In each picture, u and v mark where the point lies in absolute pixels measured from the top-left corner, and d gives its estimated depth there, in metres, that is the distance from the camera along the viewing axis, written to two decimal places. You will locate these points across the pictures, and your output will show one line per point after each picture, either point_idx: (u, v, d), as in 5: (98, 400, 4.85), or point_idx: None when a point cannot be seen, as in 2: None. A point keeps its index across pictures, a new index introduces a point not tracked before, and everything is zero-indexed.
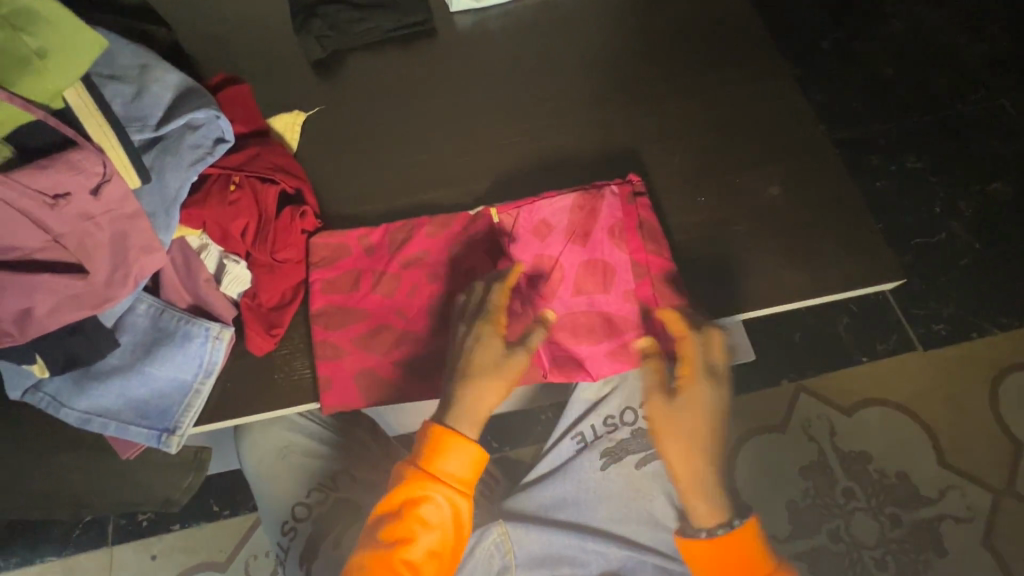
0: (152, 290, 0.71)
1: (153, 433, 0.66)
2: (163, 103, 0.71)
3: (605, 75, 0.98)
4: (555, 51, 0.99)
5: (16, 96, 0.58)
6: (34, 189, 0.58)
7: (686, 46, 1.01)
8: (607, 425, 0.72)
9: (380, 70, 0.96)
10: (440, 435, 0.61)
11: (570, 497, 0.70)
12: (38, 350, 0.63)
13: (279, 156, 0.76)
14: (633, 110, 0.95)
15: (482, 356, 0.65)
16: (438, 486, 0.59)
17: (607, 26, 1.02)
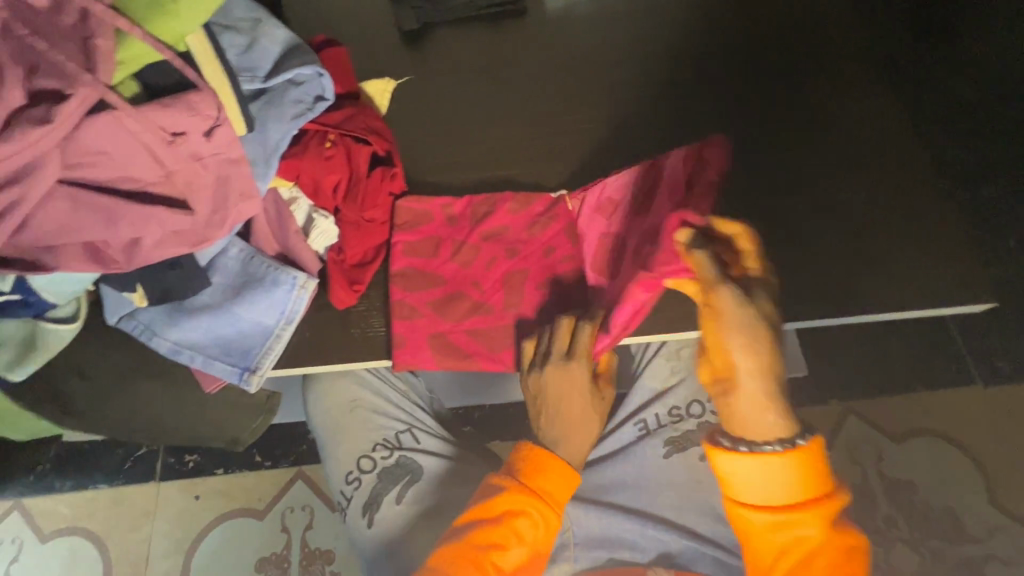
0: (244, 237, 0.74)
1: (235, 370, 0.69)
2: (271, 57, 0.73)
3: (689, 72, 0.98)
4: (641, 44, 0.99)
5: (148, 34, 0.60)
6: (157, 125, 0.60)
7: (773, 50, 1.00)
8: (673, 416, 0.73)
9: (468, 45, 0.97)
10: (542, 458, 0.63)
11: (630, 481, 0.70)
12: (139, 279, 0.67)
13: (373, 118, 0.78)
14: (715, 109, 0.95)
15: (571, 408, 0.67)
16: (537, 505, 0.61)
17: (695, 23, 1.02)
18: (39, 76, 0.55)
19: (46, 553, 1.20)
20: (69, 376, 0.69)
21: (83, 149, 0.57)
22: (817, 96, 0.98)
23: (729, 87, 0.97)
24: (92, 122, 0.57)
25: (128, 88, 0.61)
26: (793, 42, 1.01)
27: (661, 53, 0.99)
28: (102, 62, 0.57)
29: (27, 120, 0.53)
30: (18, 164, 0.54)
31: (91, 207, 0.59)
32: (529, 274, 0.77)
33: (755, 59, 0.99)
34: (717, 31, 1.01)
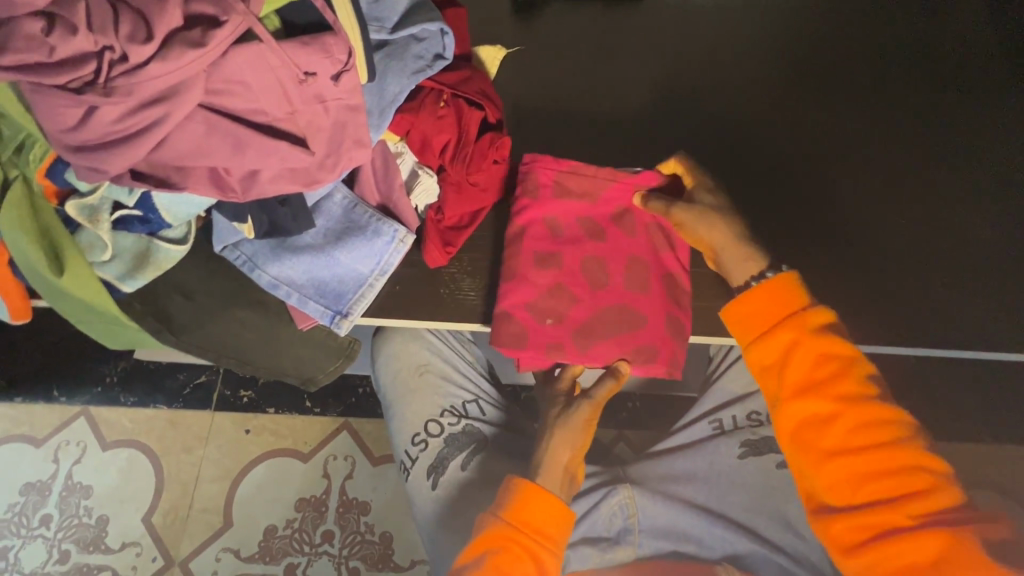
0: (348, 183, 0.75)
1: (329, 312, 0.71)
2: (399, 9, 0.74)
3: (805, 78, 0.94)
4: (760, 43, 0.96)
5: None
6: (294, 62, 0.62)
7: (901, 67, 0.96)
8: (751, 420, 0.84)
9: (581, 23, 0.96)
10: (528, 491, 0.70)
11: (699, 474, 0.82)
12: (251, 212, 0.69)
13: (487, 84, 0.78)
14: (829, 120, 0.92)
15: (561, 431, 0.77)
16: (527, 538, 0.68)
17: (817, 27, 0.98)
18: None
19: (104, 460, 1.27)
20: (172, 295, 0.72)
21: (225, 77, 0.59)
22: (940, 118, 0.93)
23: (846, 99, 0.93)
24: (238, 51, 0.58)
25: (271, 23, 0.62)
26: (924, 61, 0.96)
27: (780, 54, 0.96)
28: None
29: (183, 40, 0.55)
30: (169, 81, 0.56)
31: (223, 134, 0.61)
32: (645, 271, 0.78)
33: (879, 74, 0.95)
34: (842, 39, 0.97)
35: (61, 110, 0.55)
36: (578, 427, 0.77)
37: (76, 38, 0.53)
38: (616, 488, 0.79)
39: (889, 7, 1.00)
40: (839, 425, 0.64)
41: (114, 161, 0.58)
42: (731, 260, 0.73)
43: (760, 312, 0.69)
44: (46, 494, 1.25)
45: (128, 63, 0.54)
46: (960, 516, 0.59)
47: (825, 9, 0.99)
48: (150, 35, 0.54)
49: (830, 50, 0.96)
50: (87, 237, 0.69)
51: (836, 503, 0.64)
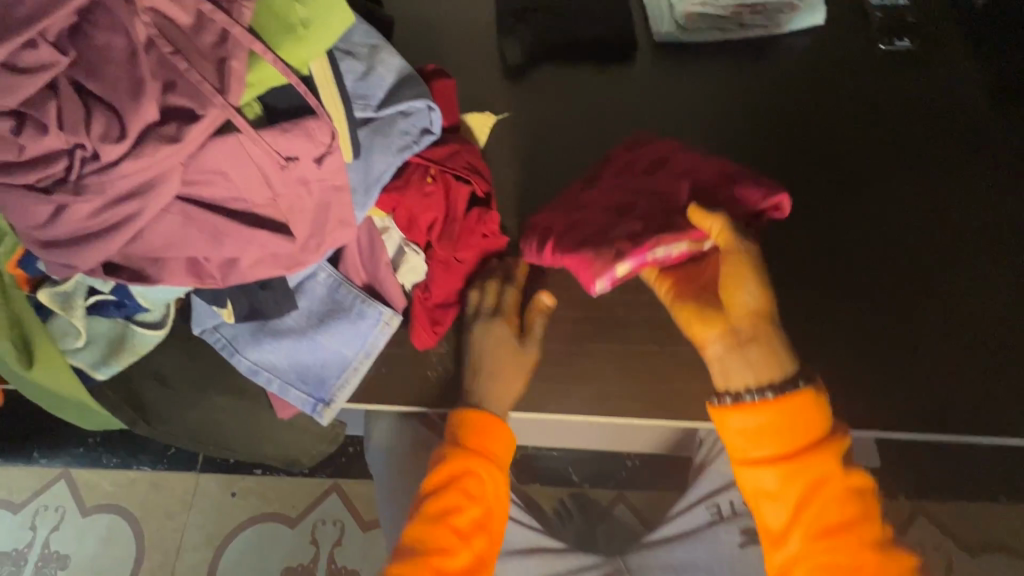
0: (333, 262, 0.73)
1: (310, 400, 0.68)
2: (384, 86, 0.73)
3: (814, 131, 0.88)
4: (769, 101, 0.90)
5: (279, 58, 0.61)
6: (275, 150, 0.60)
7: (919, 115, 0.89)
8: (747, 505, 0.79)
9: (577, 82, 0.92)
10: (485, 415, 0.65)
11: (702, 565, 0.77)
12: (231, 295, 0.66)
13: (475, 157, 0.76)
14: (849, 181, 0.84)
15: (500, 350, 0.69)
16: (485, 457, 0.65)
17: (825, 77, 0.91)
18: (174, 93, 0.55)
19: (83, 527, 1.22)
20: (147, 381, 0.69)
21: (204, 168, 0.57)
22: (970, 174, 0.85)
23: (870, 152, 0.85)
24: (216, 140, 0.57)
25: (252, 111, 0.61)
26: (949, 114, 0.89)
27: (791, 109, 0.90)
28: (233, 84, 0.57)
29: (157, 136, 0.53)
30: (143, 176, 0.54)
31: (201, 225, 0.59)
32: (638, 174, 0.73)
33: (902, 130, 0.87)
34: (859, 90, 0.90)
35: (31, 209, 0.53)
36: (510, 337, 0.69)
37: (47, 138, 0.51)
38: None
39: (906, 58, 0.93)
40: None
41: (87, 256, 0.56)
42: (745, 354, 0.61)
43: (783, 433, 0.59)
44: (22, 565, 1.20)
45: (100, 161, 0.52)
46: None
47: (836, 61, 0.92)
48: (123, 132, 0.52)
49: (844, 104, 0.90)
50: (61, 325, 0.67)
51: None
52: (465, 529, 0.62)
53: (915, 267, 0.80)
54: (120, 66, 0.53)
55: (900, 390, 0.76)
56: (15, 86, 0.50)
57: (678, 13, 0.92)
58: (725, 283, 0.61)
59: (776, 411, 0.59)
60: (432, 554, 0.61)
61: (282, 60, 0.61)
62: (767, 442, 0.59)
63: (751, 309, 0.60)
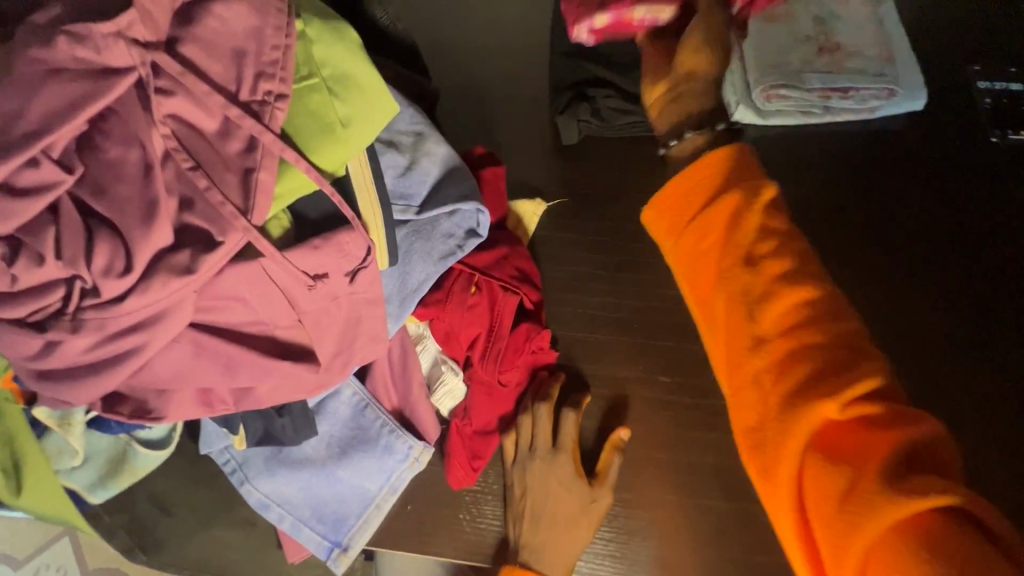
0: (360, 376, 0.64)
1: (325, 544, 0.59)
2: (429, 180, 0.64)
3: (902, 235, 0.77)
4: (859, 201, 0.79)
5: (312, 163, 0.53)
6: (303, 271, 0.52)
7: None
8: None
9: (642, 165, 0.81)
10: None
11: None
12: (243, 420, 0.58)
13: (525, 261, 0.68)
14: (948, 304, 0.73)
15: (559, 501, 0.59)
16: None
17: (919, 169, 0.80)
18: (191, 214, 0.47)
19: None
20: (147, 505, 0.62)
21: (221, 294, 0.50)
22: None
23: (971, 269, 0.74)
24: (235, 265, 0.49)
25: (280, 223, 0.53)
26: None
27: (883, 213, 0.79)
28: (259, 198, 0.50)
29: (168, 266, 0.46)
30: (150, 310, 0.47)
31: (214, 355, 0.51)
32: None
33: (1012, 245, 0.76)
34: (962, 193, 0.79)
35: (21, 342, 0.46)
36: (568, 486, 0.59)
37: (43, 269, 0.44)
38: None
39: None
40: (771, 366, 0.48)
41: (84, 392, 0.49)
42: (678, 103, 0.71)
43: (688, 189, 0.58)
44: None
45: (101, 296, 0.45)
46: (906, 475, 0.40)
47: (936, 156, 0.81)
48: (129, 264, 0.45)
49: (949, 208, 0.77)
50: (55, 441, 0.59)
51: (788, 463, 0.46)
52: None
53: None
54: (133, 184, 0.46)
55: None
56: (12, 212, 0.43)
57: (756, 95, 0.79)
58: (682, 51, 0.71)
59: (690, 174, 0.59)
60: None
61: (315, 165, 0.53)
62: (680, 180, 0.59)
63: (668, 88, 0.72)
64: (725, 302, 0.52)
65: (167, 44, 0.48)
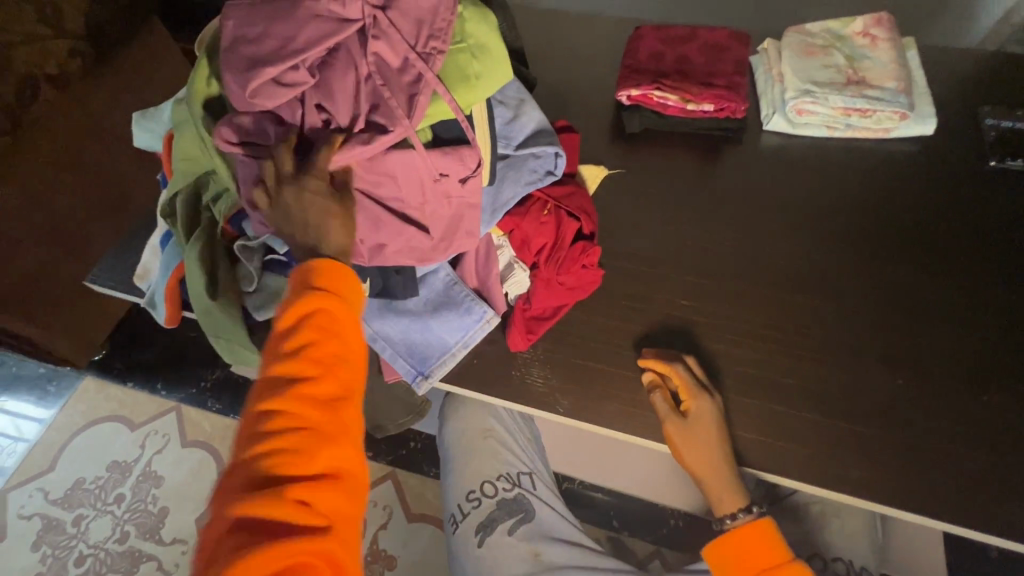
0: (452, 264, 0.87)
1: (413, 371, 0.82)
2: (525, 131, 0.88)
3: (903, 227, 0.92)
4: (870, 199, 0.95)
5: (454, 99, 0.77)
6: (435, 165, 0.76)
7: (1014, 228, 0.91)
8: None
9: (685, 154, 1.03)
10: (330, 264, 0.64)
11: None
12: (370, 274, 0.80)
13: (586, 200, 0.90)
14: (940, 284, 0.87)
15: (314, 213, 0.68)
16: (330, 299, 0.62)
17: (922, 179, 0.96)
18: (375, 114, 0.73)
19: (180, 455, 1.41)
20: None
21: (380, 170, 0.74)
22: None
23: (959, 261, 0.88)
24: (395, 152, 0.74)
25: (425, 137, 0.78)
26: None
27: (888, 209, 0.94)
28: (415, 114, 0.74)
29: (357, 139, 0.71)
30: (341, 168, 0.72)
31: (369, 213, 0.75)
32: None
33: (1001, 249, 0.89)
34: (956, 199, 0.94)
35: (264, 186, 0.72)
36: (316, 203, 0.68)
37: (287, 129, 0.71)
38: None
39: (1017, 178, 0.96)
40: None
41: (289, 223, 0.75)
42: (708, 489, 0.77)
43: (739, 552, 0.75)
44: (125, 475, 1.40)
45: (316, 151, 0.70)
46: None
47: (939, 173, 0.97)
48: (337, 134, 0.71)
49: (944, 213, 0.93)
50: (244, 270, 0.84)
51: None
52: (323, 362, 0.59)
53: (1000, 373, 0.80)
54: (346, 88, 0.72)
55: (971, 490, 0.74)
56: (278, 94, 0.70)
57: (789, 109, 1.00)
58: (686, 432, 0.76)
59: (738, 534, 0.76)
60: (296, 378, 0.58)
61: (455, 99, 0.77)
62: (729, 545, 0.76)
63: (708, 468, 0.76)
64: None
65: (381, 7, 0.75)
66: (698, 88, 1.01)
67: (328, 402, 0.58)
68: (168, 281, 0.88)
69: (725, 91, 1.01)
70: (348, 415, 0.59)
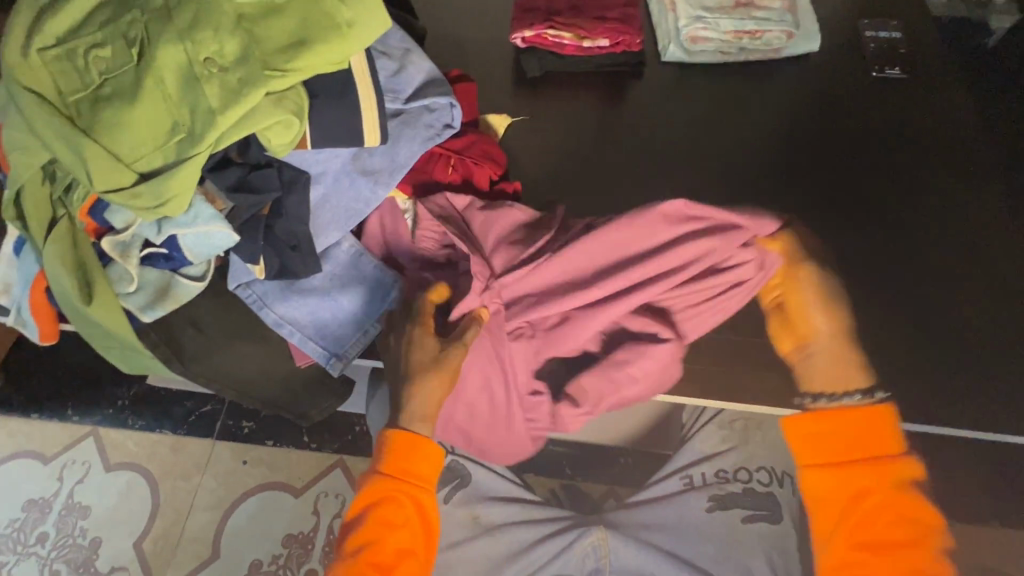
0: (355, 235, 0.83)
1: (325, 354, 0.77)
2: (413, 83, 0.83)
3: (795, 146, 0.96)
4: (765, 122, 0.98)
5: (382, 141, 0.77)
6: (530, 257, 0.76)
7: (891, 136, 0.97)
8: (719, 477, 0.82)
9: (587, 94, 1.01)
10: (402, 445, 0.71)
11: (670, 523, 0.80)
12: (264, 254, 0.76)
13: (489, 145, 0.88)
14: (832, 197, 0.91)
15: (419, 357, 0.72)
16: (404, 485, 0.71)
17: (811, 97, 1.00)
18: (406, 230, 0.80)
19: (106, 481, 1.31)
20: (184, 327, 0.78)
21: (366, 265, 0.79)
22: (941, 196, 0.93)
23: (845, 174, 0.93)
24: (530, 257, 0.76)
25: (300, 97, 0.71)
26: (929, 142, 0.97)
27: (781, 130, 0.97)
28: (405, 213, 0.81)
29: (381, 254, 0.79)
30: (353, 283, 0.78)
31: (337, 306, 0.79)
32: None
33: (881, 158, 0.95)
34: (842, 114, 0.98)
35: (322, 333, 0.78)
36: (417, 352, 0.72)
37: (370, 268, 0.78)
38: (589, 529, 0.80)
39: (894, 88, 1.00)
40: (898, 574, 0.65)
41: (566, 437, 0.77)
42: (816, 367, 0.73)
43: (838, 434, 0.69)
44: (46, 512, 1.28)
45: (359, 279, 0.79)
46: None
47: (825, 89, 1.00)
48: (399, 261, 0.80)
49: (832, 128, 0.97)
50: (117, 269, 0.75)
51: None
52: (389, 560, 0.70)
53: (888, 273, 0.86)
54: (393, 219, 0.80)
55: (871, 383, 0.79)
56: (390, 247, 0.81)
57: (683, 39, 0.99)
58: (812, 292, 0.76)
59: (841, 415, 0.69)
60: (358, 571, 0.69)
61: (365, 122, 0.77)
62: (826, 427, 0.69)
63: (824, 332, 0.74)
64: (875, 501, 0.66)
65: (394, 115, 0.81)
66: (592, 24, 0.98)
67: None
68: (33, 292, 0.78)
69: (618, 25, 0.99)
70: None
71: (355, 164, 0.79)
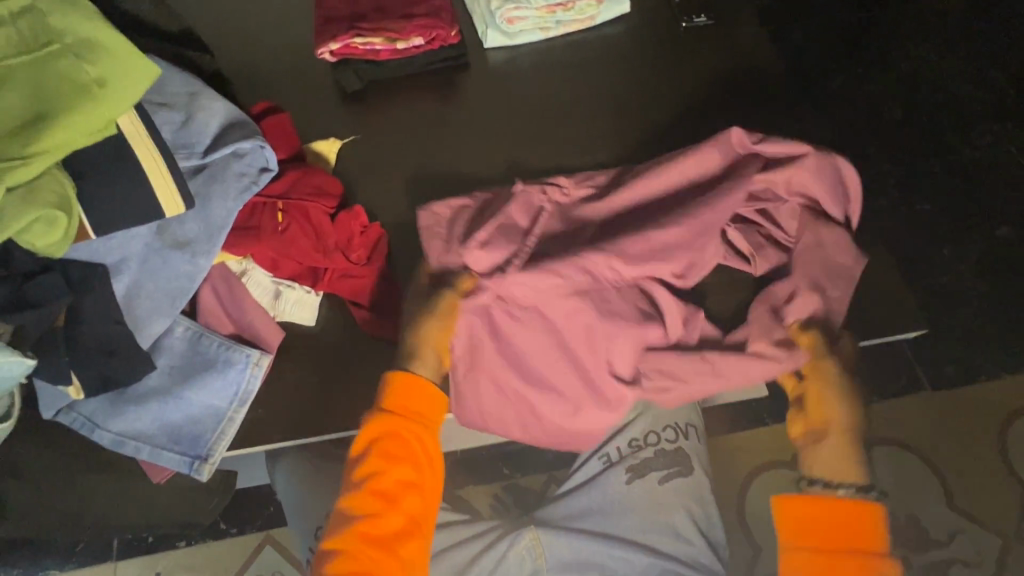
0: (190, 315, 0.74)
1: (186, 459, 0.68)
2: (209, 132, 0.72)
3: (632, 109, 0.97)
4: (599, 91, 0.98)
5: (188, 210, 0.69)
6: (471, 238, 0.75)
7: (715, 80, 1.00)
8: (631, 447, 0.83)
9: (416, 97, 0.95)
10: (402, 383, 0.68)
11: (595, 507, 0.81)
12: (75, 368, 0.64)
13: (318, 176, 0.77)
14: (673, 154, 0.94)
15: (415, 308, 0.74)
16: (408, 424, 0.67)
17: (636, 58, 1.01)
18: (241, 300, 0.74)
19: None
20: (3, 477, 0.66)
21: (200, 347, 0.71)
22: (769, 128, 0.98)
23: (681, 126, 0.96)
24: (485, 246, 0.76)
25: (59, 180, 0.59)
26: (748, 80, 1.01)
27: (615, 96, 0.98)
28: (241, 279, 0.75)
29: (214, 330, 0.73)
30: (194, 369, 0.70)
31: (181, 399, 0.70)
32: None
33: (710, 105, 0.98)
34: (667, 69, 1.00)
35: (170, 434, 0.69)
36: (421, 306, 0.73)
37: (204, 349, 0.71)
38: (520, 531, 0.77)
39: (708, 32, 1.04)
40: None
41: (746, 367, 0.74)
42: None
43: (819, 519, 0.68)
44: None
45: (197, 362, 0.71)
46: None
47: (647, 47, 1.02)
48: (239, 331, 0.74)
49: (661, 84, 0.99)
50: None
51: None
52: (394, 498, 0.64)
53: None
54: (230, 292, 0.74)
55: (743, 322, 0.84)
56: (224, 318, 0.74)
57: (499, 21, 0.96)
58: None
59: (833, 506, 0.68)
60: (364, 513, 0.63)
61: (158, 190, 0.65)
62: (814, 522, 0.68)
63: None
64: None
65: (197, 172, 0.71)
66: (400, 24, 0.92)
67: (392, 536, 0.63)
68: None
69: (429, 19, 0.94)
70: (411, 530, 0.65)
71: (162, 238, 0.69)
